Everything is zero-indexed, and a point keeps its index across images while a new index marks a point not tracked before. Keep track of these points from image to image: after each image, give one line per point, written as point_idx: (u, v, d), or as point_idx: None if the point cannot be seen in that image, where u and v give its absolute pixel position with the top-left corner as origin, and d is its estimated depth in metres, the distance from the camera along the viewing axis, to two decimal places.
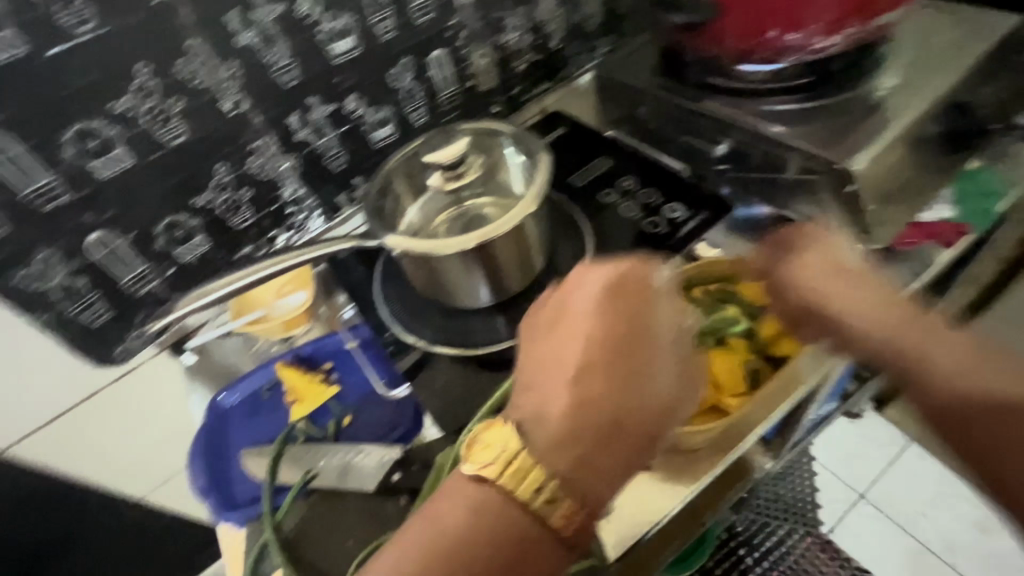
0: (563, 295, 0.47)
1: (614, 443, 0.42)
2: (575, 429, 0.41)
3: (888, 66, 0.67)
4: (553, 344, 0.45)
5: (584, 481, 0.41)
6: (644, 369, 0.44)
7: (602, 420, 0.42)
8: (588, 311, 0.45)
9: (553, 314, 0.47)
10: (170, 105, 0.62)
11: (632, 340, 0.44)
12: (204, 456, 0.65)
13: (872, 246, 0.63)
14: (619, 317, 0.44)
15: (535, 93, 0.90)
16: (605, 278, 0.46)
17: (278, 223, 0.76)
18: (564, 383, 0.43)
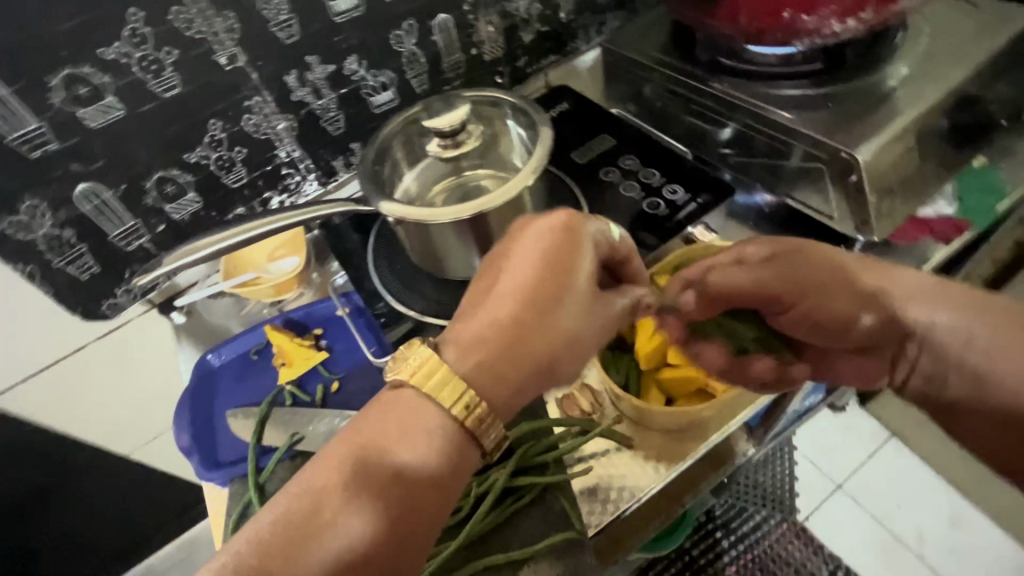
0: (503, 247, 0.45)
1: (520, 356, 0.42)
2: (477, 346, 0.42)
3: (901, 55, 0.65)
4: (480, 281, 0.45)
5: (487, 388, 0.41)
6: (565, 297, 0.43)
7: (507, 343, 0.42)
8: (522, 254, 0.44)
9: (489, 261, 0.46)
10: (163, 55, 0.60)
11: (558, 275, 0.43)
12: (189, 415, 0.65)
13: (872, 238, 0.61)
14: (548, 260, 0.43)
15: (541, 66, 0.88)
16: (543, 221, 0.45)
17: (273, 184, 0.74)
18: (485, 318, 0.43)
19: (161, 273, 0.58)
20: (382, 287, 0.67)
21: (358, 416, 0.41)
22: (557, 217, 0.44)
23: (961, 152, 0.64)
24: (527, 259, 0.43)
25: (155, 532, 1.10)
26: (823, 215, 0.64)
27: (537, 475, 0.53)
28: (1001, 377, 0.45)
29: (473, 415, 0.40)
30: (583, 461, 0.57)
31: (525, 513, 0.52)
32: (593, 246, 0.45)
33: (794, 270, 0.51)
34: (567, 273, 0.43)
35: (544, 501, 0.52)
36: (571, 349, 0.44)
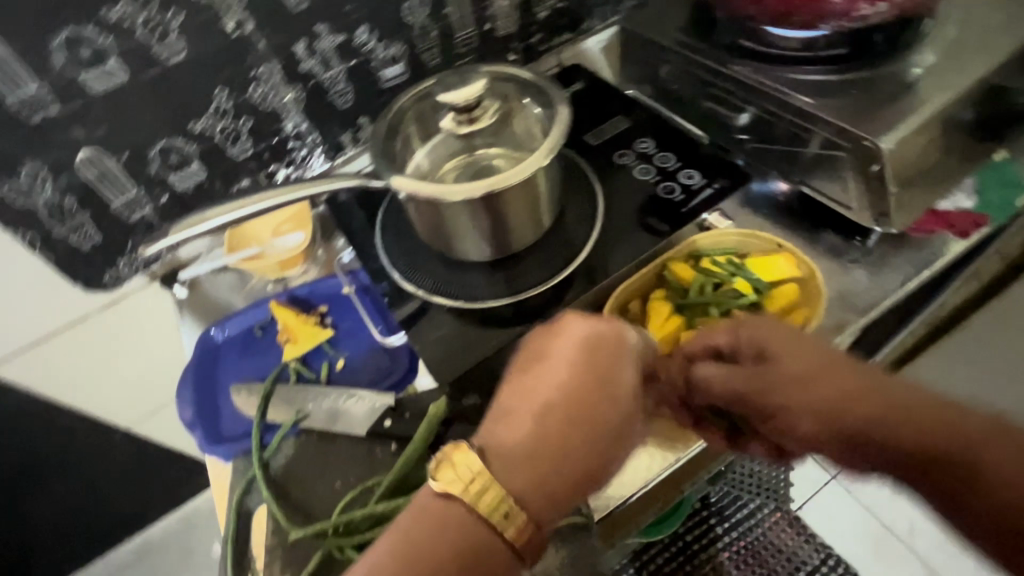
0: (534, 357, 0.45)
1: (564, 469, 0.40)
2: (518, 459, 0.40)
3: (928, 42, 0.64)
4: (518, 381, 0.44)
5: (531, 500, 0.39)
6: (611, 411, 0.42)
7: (551, 457, 0.40)
8: (558, 364, 0.43)
9: (524, 355, 0.46)
10: (168, 18, 0.58)
11: (598, 391, 0.42)
12: (193, 390, 0.64)
13: (890, 229, 0.61)
14: (590, 366, 0.43)
15: (555, 44, 0.86)
16: (583, 323, 0.45)
17: (278, 157, 0.73)
18: (526, 428, 0.41)
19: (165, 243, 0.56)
20: (389, 265, 0.65)
21: (379, 543, 0.37)
22: (598, 324, 0.44)
23: (983, 144, 0.63)
24: (567, 365, 0.43)
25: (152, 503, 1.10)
26: (840, 204, 0.64)
27: None
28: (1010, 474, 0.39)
29: (512, 525, 0.37)
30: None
31: None
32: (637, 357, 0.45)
33: (759, 359, 0.47)
34: (609, 386, 0.43)
35: None
36: (612, 465, 0.42)
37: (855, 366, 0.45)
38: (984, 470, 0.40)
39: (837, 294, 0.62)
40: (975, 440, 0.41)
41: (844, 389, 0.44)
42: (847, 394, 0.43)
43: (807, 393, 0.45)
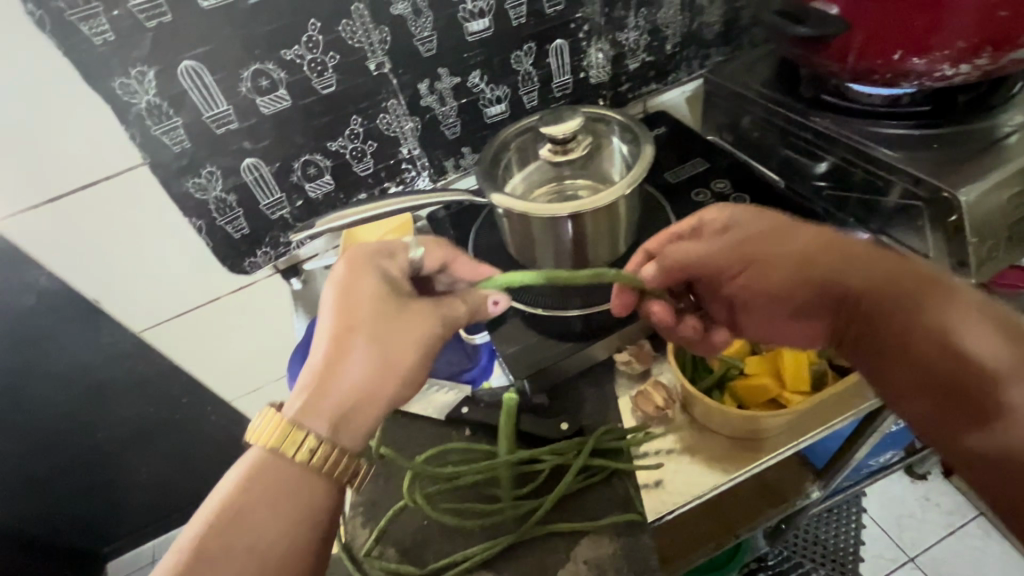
0: (343, 285, 0.46)
1: (331, 379, 0.43)
2: (335, 399, 0.43)
3: (1016, 105, 0.65)
4: (343, 303, 0.45)
5: (315, 420, 0.42)
6: (369, 338, 0.45)
7: (326, 368, 0.43)
8: (356, 292, 0.46)
9: (346, 307, 0.45)
10: (328, 58, 0.72)
11: (378, 317, 0.45)
12: (300, 364, 0.75)
13: (969, 281, 0.61)
14: (345, 304, 0.45)
15: (642, 93, 0.94)
16: (344, 264, 0.48)
17: (392, 176, 0.85)
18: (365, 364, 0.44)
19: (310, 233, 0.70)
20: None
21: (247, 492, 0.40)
22: (349, 255, 0.49)
23: None
24: (331, 299, 0.46)
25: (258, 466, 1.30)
26: (918, 253, 0.65)
27: (608, 460, 0.57)
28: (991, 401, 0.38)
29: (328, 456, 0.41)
30: (653, 456, 0.60)
31: (591, 490, 0.56)
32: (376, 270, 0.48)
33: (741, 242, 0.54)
34: (352, 317, 0.45)
35: (611, 484, 0.56)
36: (353, 351, 0.44)
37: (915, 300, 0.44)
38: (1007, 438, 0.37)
39: None
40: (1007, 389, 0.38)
41: (892, 315, 0.45)
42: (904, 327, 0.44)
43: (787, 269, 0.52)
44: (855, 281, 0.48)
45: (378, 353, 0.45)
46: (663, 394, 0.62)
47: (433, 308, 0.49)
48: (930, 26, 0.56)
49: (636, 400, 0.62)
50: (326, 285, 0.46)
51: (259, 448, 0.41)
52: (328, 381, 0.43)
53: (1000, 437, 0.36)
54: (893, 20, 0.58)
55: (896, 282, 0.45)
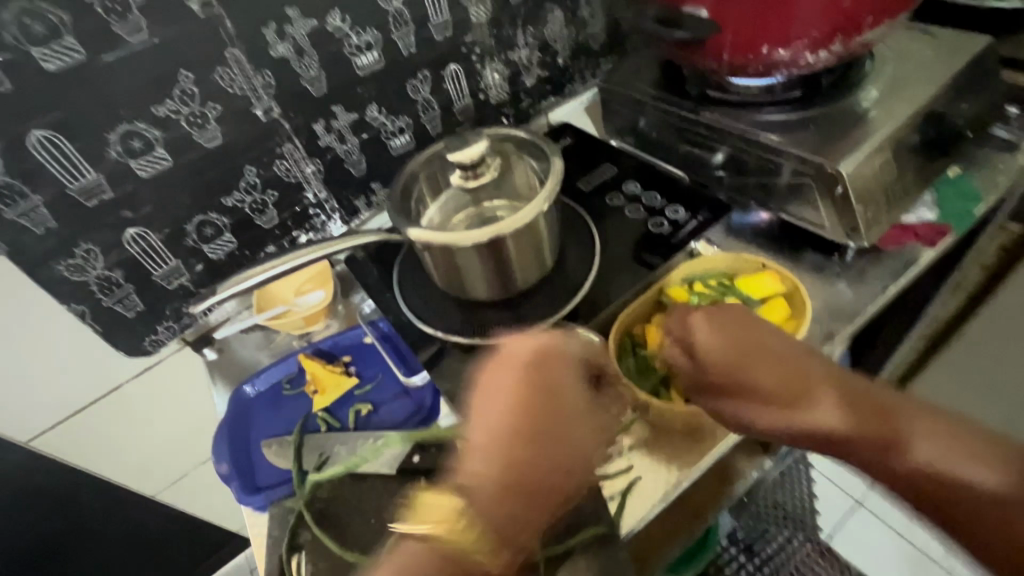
0: (544, 348, 0.51)
1: (544, 447, 0.48)
2: (501, 440, 0.47)
3: (871, 80, 0.72)
4: (534, 366, 0.50)
5: (528, 469, 0.46)
6: (563, 412, 0.50)
7: (533, 443, 0.47)
8: (504, 377, 0.50)
9: (540, 397, 0.49)
10: (207, 109, 0.66)
11: (546, 401, 0.49)
12: (228, 444, 0.67)
13: (863, 244, 0.67)
14: (540, 360, 0.51)
15: (542, 107, 0.96)
16: (540, 339, 0.52)
17: (301, 224, 0.80)
18: (504, 408, 0.49)
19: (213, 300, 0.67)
20: (404, 306, 0.72)
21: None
22: (550, 338, 0.52)
23: (936, 163, 0.70)
24: (509, 379, 0.50)
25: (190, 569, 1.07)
26: (814, 225, 0.70)
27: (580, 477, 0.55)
28: (920, 458, 0.48)
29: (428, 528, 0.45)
30: (625, 458, 0.60)
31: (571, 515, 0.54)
32: (577, 363, 0.53)
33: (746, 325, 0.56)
34: (554, 397, 0.50)
35: (582, 509, 0.54)
36: (483, 448, 0.47)
37: (792, 360, 0.53)
38: (895, 449, 0.49)
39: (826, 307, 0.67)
40: (799, 398, 0.52)
41: (778, 368, 0.53)
42: (812, 397, 0.51)
43: (706, 346, 0.55)
44: (925, 435, 0.49)
45: (838, 417, 0.50)
46: None
47: (571, 383, 0.52)
48: (785, 19, 0.61)
49: None
50: (512, 372, 0.50)
51: (421, 534, 0.45)
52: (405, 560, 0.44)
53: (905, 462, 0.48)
54: (754, 13, 0.61)
55: (805, 377, 0.52)
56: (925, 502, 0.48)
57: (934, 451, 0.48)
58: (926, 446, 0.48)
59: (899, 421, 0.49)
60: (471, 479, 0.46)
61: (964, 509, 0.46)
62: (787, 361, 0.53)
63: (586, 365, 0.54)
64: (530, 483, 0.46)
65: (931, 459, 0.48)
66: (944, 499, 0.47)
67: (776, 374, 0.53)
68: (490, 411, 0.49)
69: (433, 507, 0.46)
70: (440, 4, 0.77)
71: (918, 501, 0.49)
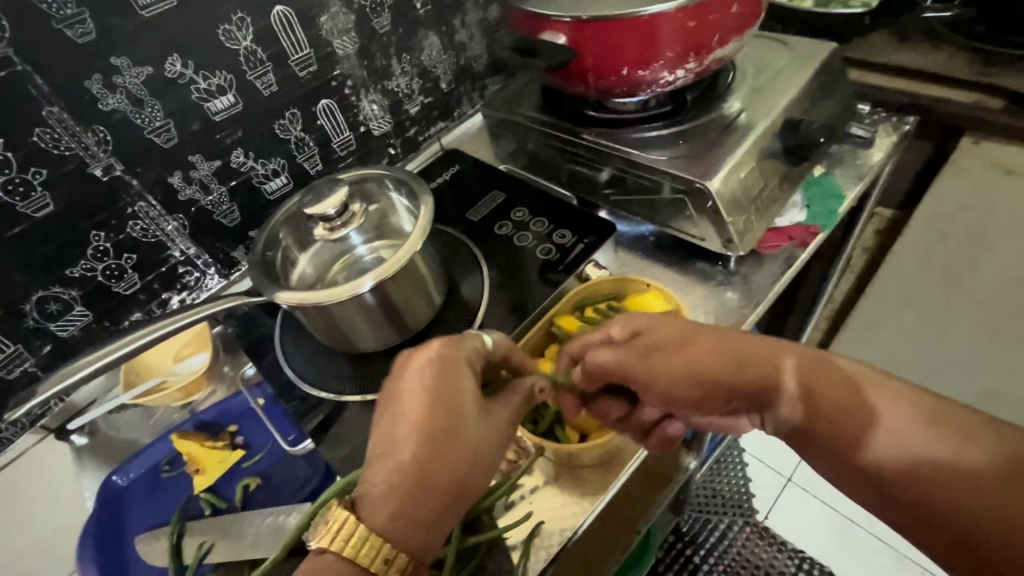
0: (436, 360, 0.47)
1: (436, 491, 0.44)
2: (393, 490, 0.43)
3: (735, 91, 0.75)
4: (410, 401, 0.45)
5: (415, 509, 0.43)
6: (460, 428, 0.45)
7: (424, 485, 0.43)
8: (409, 405, 0.45)
9: (437, 422, 0.45)
10: (30, 175, 0.59)
11: (444, 425, 0.45)
12: (95, 544, 0.60)
13: (740, 253, 0.69)
14: (437, 407, 0.45)
15: (431, 133, 0.94)
16: (426, 354, 0.48)
17: (170, 285, 0.73)
18: (392, 460, 0.43)
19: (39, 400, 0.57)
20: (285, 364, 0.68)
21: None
22: (438, 351, 0.47)
23: (800, 166, 0.73)
24: (413, 408, 0.45)
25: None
26: (697, 238, 0.71)
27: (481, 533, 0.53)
28: (875, 445, 0.41)
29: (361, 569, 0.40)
30: (530, 499, 0.58)
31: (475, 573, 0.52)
32: (469, 368, 0.48)
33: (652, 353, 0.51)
34: (449, 408, 0.46)
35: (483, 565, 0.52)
36: (384, 495, 0.43)
37: (717, 339, 0.49)
38: (837, 438, 0.43)
39: (713, 316, 0.69)
40: (702, 380, 0.48)
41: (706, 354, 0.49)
42: (724, 368, 0.48)
43: (661, 366, 0.50)
44: (886, 403, 0.42)
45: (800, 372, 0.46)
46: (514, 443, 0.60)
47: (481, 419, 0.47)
48: (645, 43, 0.61)
49: None
50: (415, 394, 0.45)
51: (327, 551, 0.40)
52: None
53: (876, 447, 0.41)
54: (608, 40, 0.62)
55: (726, 373, 0.48)
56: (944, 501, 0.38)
57: (875, 420, 0.42)
58: (849, 422, 0.43)
59: (870, 394, 0.43)
60: (375, 506, 0.42)
61: (943, 513, 0.37)
62: (689, 340, 0.50)
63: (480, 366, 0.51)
64: (433, 491, 0.43)
65: (889, 441, 0.41)
66: (938, 511, 0.38)
67: (688, 373, 0.49)
68: (389, 431, 0.45)
69: (331, 525, 0.40)
70: (299, 39, 0.73)
71: (910, 509, 0.39)
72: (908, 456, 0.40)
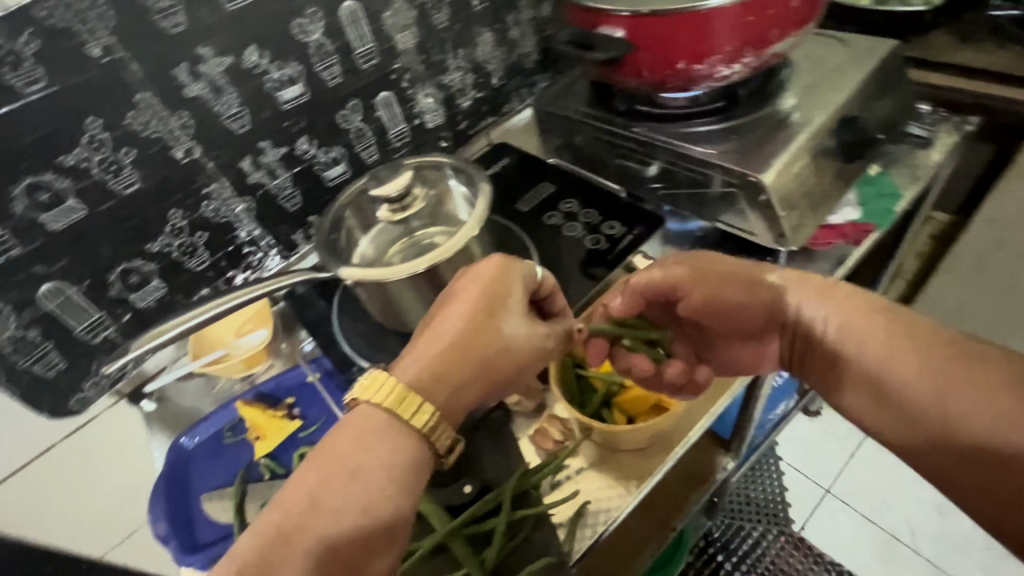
0: (495, 275, 0.49)
1: (472, 378, 0.47)
2: (431, 369, 0.46)
3: (789, 88, 0.75)
4: (470, 294, 0.49)
5: (442, 395, 0.46)
6: (501, 324, 0.48)
7: (457, 363, 0.47)
8: (463, 298, 0.49)
9: (484, 319, 0.48)
10: (121, 155, 0.64)
11: (488, 313, 0.48)
12: (165, 499, 0.64)
13: (792, 247, 0.69)
14: (488, 300, 0.48)
15: (480, 127, 0.96)
16: (485, 269, 0.49)
17: (235, 263, 0.78)
18: (444, 341, 0.47)
19: (126, 360, 0.59)
20: (341, 338, 0.71)
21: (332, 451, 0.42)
22: (495, 262, 0.50)
23: (855, 164, 0.72)
24: (462, 310, 0.47)
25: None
26: (746, 233, 0.72)
27: (528, 507, 0.55)
28: (894, 382, 0.47)
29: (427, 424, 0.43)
30: (575, 480, 0.60)
31: (522, 546, 0.54)
32: (525, 279, 0.51)
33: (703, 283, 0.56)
34: (501, 304, 0.49)
35: (531, 538, 0.54)
36: (424, 368, 0.46)
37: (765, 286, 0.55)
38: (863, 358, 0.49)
39: None
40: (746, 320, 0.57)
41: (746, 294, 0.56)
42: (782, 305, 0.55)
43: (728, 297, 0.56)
44: (911, 352, 0.47)
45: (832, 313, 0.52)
46: (560, 426, 0.62)
47: (530, 326, 0.50)
48: (701, 37, 0.62)
49: (535, 439, 0.61)
50: (476, 288, 0.48)
51: (365, 403, 0.43)
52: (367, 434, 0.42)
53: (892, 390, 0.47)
54: (667, 34, 0.63)
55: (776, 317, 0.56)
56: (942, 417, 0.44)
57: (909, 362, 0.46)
58: (891, 375, 0.47)
59: (898, 353, 0.47)
60: (413, 374, 0.45)
61: (964, 466, 0.43)
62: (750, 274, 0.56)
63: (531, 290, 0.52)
64: (464, 366, 0.47)
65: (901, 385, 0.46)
66: (959, 437, 0.43)
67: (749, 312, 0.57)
68: (439, 324, 0.48)
69: (371, 383, 0.44)
70: (364, 33, 0.77)
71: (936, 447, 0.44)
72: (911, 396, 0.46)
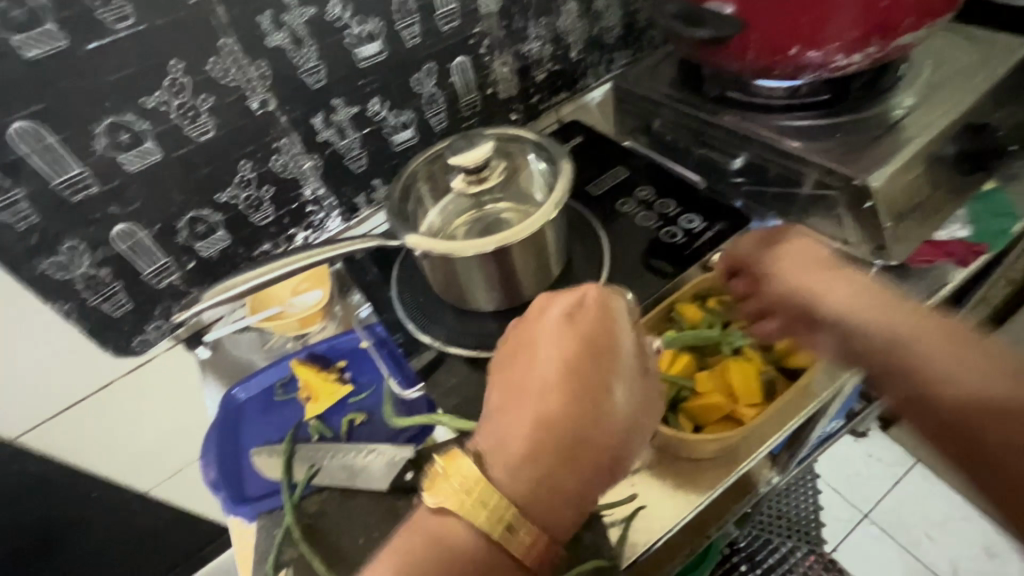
0: (598, 322, 0.46)
1: (580, 458, 0.43)
2: (532, 444, 0.43)
3: (905, 86, 0.68)
4: (552, 340, 0.46)
5: (550, 484, 0.42)
6: (607, 381, 0.45)
7: (557, 440, 0.43)
8: (557, 343, 0.45)
9: (580, 364, 0.44)
10: (199, 102, 0.63)
11: (590, 362, 0.45)
12: (217, 448, 0.65)
13: (890, 262, 0.62)
14: (587, 351, 0.45)
15: (553, 102, 0.92)
16: (569, 302, 0.47)
17: (297, 222, 0.77)
18: (537, 409, 0.44)
19: (196, 310, 0.58)
20: (398, 305, 0.70)
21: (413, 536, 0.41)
22: (582, 295, 0.47)
23: (972, 176, 0.65)
24: (556, 348, 0.45)
25: (168, 568, 1.04)
26: (839, 239, 0.66)
27: None
28: (922, 366, 0.42)
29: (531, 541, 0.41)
30: (629, 483, 0.57)
31: None
32: (624, 322, 0.47)
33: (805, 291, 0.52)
34: (600, 354, 0.45)
35: None
36: (524, 437, 0.43)
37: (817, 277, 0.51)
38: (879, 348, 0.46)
39: None
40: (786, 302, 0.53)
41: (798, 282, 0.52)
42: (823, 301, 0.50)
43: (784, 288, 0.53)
44: (940, 341, 0.43)
45: (904, 317, 0.45)
46: None
47: (636, 378, 0.46)
48: (824, 20, 0.56)
49: None
50: (566, 330, 0.46)
51: (434, 499, 0.42)
52: (451, 521, 0.41)
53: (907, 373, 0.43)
54: (784, 14, 0.57)
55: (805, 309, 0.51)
56: (979, 437, 0.38)
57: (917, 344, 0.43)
58: (909, 356, 0.43)
59: (919, 343, 0.43)
60: (502, 473, 0.42)
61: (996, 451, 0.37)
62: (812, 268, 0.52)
63: (635, 337, 0.48)
64: (575, 459, 0.43)
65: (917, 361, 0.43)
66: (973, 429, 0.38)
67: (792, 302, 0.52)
68: (531, 375, 0.45)
69: (450, 480, 0.41)
70: None
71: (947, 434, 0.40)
72: (930, 374, 0.42)
